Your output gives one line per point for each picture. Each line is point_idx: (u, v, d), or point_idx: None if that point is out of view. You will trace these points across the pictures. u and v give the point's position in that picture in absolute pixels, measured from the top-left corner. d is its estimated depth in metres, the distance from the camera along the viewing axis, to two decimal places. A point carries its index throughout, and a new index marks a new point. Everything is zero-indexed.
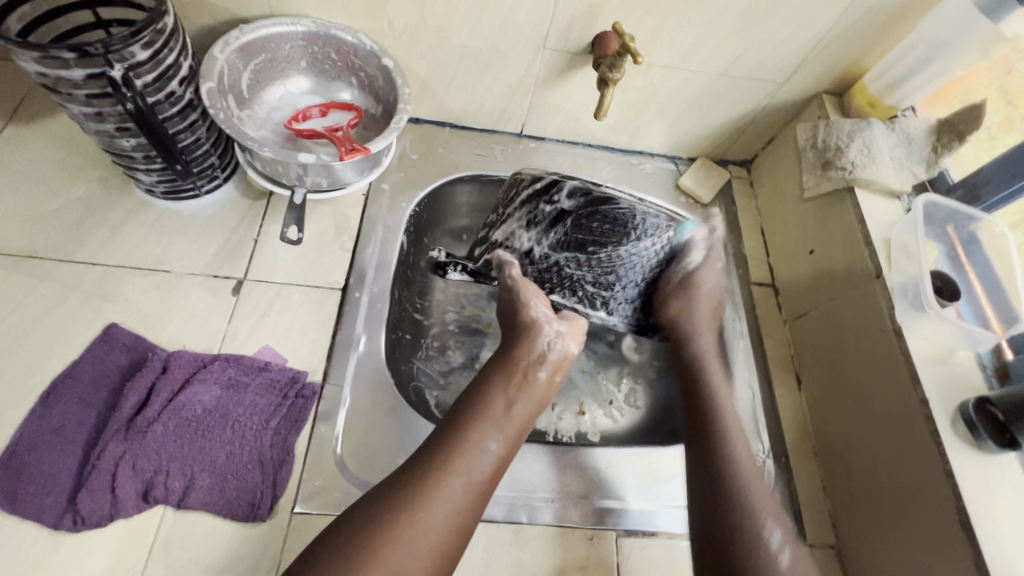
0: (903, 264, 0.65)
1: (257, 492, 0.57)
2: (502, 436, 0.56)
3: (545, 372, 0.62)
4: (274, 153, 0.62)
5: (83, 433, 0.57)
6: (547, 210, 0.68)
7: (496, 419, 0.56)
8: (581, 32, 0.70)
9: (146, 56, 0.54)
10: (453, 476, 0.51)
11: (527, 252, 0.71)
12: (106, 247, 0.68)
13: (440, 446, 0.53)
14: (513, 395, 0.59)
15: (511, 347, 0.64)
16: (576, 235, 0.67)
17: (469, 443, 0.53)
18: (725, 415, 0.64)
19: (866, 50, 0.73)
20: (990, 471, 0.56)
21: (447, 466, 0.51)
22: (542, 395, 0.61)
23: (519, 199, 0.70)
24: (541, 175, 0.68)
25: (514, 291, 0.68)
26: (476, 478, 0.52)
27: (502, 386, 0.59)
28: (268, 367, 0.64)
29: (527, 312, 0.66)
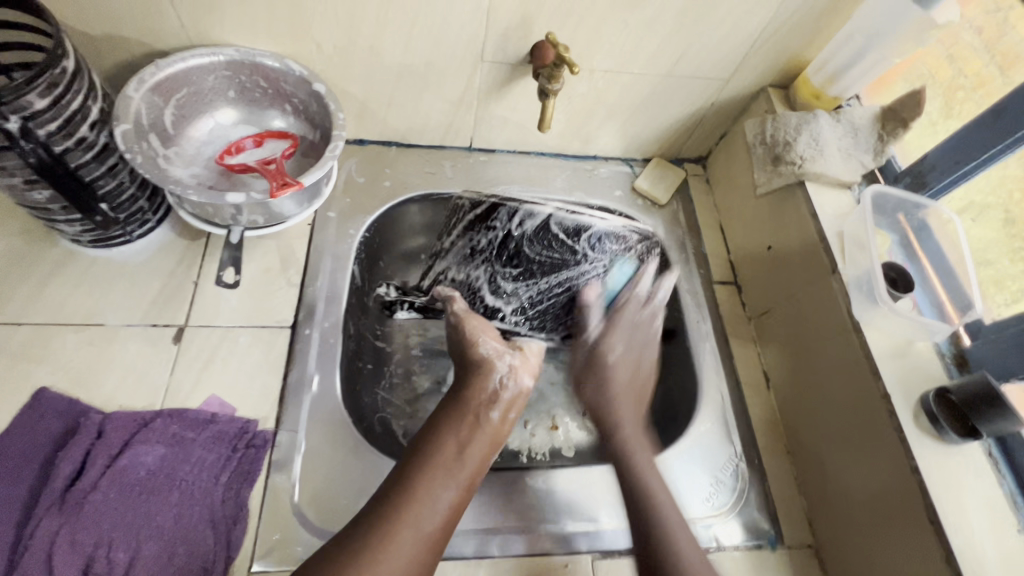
0: (856, 257, 0.65)
1: (210, 553, 0.54)
2: (454, 479, 0.56)
3: (498, 411, 0.63)
4: (200, 196, 0.59)
5: (14, 511, 0.53)
6: (486, 237, 0.79)
7: (448, 465, 0.57)
8: (518, 42, 0.68)
9: (45, 104, 0.50)
10: (406, 526, 0.51)
11: (475, 283, 0.79)
12: (32, 304, 0.64)
13: (393, 498, 0.53)
14: (468, 438, 0.59)
15: (463, 388, 0.64)
16: (529, 257, 0.78)
17: (423, 492, 0.54)
18: (634, 457, 0.65)
19: (806, 42, 0.72)
20: (954, 463, 0.55)
21: (401, 517, 0.52)
22: (496, 436, 0.62)
23: (459, 226, 0.81)
24: (481, 202, 0.80)
25: (459, 329, 0.69)
26: (432, 525, 0.52)
27: (455, 425, 0.60)
28: (215, 419, 0.60)
29: (476, 350, 0.67)
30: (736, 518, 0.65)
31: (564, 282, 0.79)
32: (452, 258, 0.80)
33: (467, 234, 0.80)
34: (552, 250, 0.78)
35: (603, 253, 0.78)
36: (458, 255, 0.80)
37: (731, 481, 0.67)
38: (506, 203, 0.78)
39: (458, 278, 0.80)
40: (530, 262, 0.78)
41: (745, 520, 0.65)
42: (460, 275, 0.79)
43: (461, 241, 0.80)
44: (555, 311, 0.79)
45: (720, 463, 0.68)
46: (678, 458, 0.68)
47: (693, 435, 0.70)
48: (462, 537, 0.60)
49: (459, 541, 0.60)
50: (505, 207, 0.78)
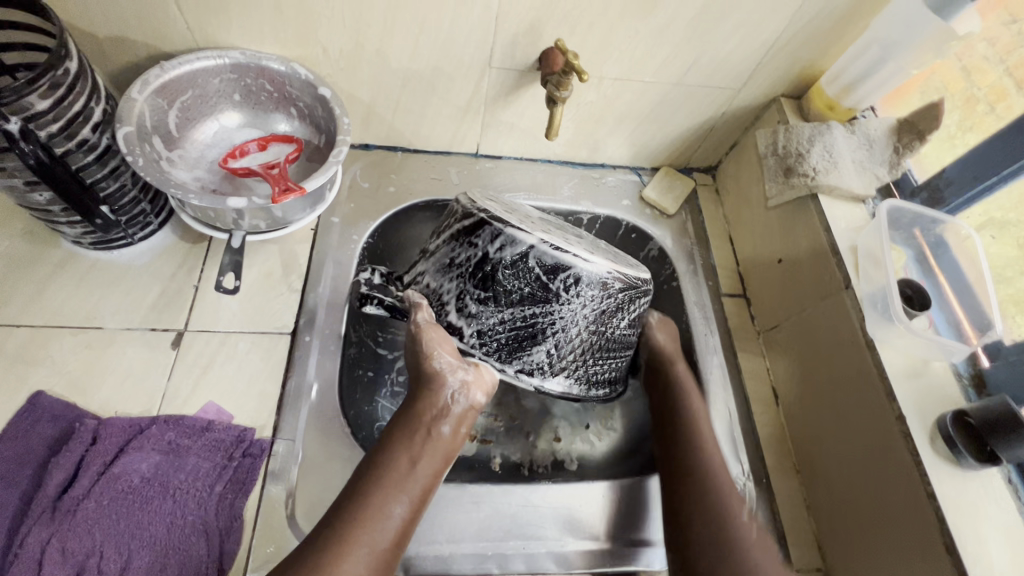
0: (871, 273, 0.63)
1: (202, 565, 0.53)
2: (405, 497, 0.54)
3: (449, 426, 0.59)
4: (201, 201, 0.58)
5: (7, 518, 0.53)
6: (466, 253, 0.59)
7: (400, 482, 0.54)
8: (526, 48, 0.67)
9: (47, 105, 0.50)
10: (358, 544, 0.50)
11: (443, 295, 0.62)
12: (31, 305, 0.63)
13: (344, 515, 0.52)
14: (420, 451, 0.57)
15: (414, 400, 0.60)
16: (503, 285, 0.58)
17: (374, 510, 0.52)
18: (716, 472, 0.61)
19: (821, 51, 0.70)
20: (972, 489, 0.53)
21: (352, 536, 0.50)
22: (448, 450, 0.59)
23: (448, 232, 0.62)
24: (472, 214, 0.59)
25: (416, 341, 0.59)
26: (387, 539, 0.52)
27: (405, 443, 0.57)
28: (211, 427, 0.59)
29: (430, 363, 0.59)
30: None
31: (536, 318, 0.60)
32: (435, 261, 0.63)
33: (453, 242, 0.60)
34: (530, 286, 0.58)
35: (582, 300, 0.59)
36: (441, 261, 0.62)
37: None
38: (497, 225, 0.57)
39: (431, 285, 0.63)
40: (503, 290, 0.58)
41: None
42: (433, 282, 0.63)
43: (444, 247, 0.61)
44: (512, 347, 0.62)
45: None
46: None
47: None
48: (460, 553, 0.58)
49: (457, 557, 0.58)
50: (494, 228, 0.57)
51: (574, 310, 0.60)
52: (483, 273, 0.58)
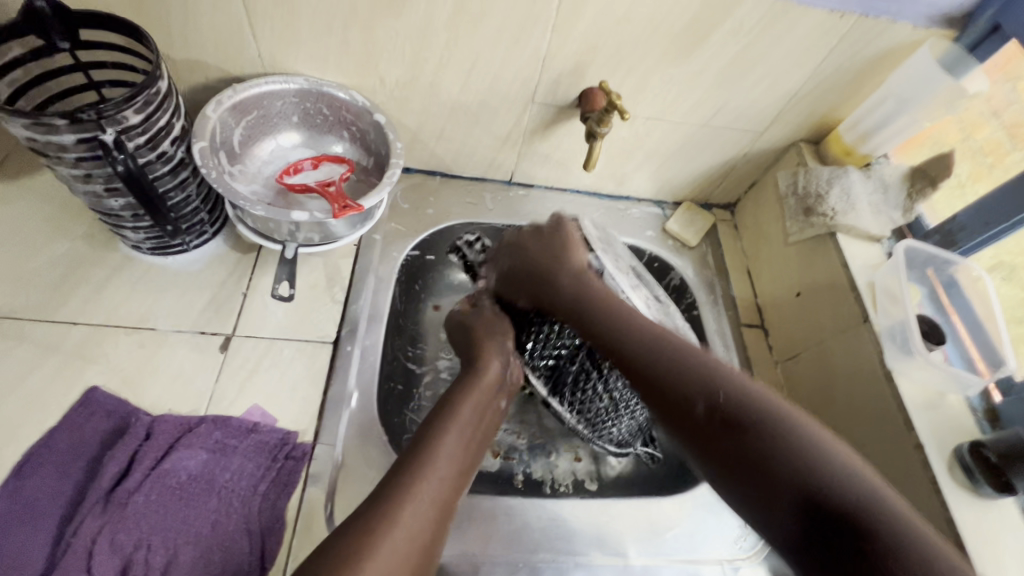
0: (889, 308, 0.67)
1: (244, 563, 0.55)
2: (466, 442, 0.57)
3: (503, 401, 0.64)
4: (266, 212, 0.62)
5: (59, 508, 0.54)
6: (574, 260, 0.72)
7: (463, 429, 0.57)
8: (568, 87, 0.73)
9: (138, 120, 0.54)
10: (434, 473, 0.52)
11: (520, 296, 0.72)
12: (89, 305, 0.66)
13: (411, 457, 0.52)
14: (479, 408, 0.60)
15: (473, 369, 0.64)
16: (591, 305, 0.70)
17: (444, 447, 0.54)
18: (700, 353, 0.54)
19: (839, 103, 0.76)
20: (990, 519, 0.55)
21: (428, 467, 0.52)
22: (494, 422, 0.63)
23: None
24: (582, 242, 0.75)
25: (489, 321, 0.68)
26: (453, 477, 0.53)
27: (469, 394, 0.60)
28: (256, 429, 0.61)
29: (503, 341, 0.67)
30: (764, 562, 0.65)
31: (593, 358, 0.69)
32: None
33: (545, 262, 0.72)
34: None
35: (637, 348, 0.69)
36: None
37: None
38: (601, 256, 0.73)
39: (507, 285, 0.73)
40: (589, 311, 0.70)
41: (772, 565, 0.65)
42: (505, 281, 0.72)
43: None
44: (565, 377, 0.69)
45: None
46: (705, 499, 0.68)
47: None
48: (491, 564, 0.60)
49: (489, 567, 0.60)
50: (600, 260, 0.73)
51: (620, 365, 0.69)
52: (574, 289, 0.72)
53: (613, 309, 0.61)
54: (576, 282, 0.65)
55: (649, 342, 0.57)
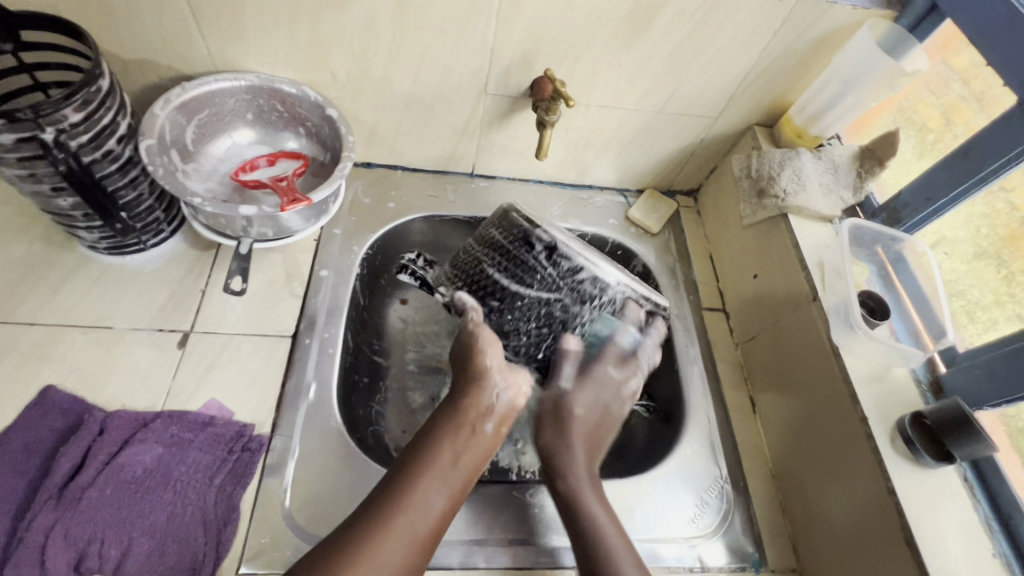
0: (835, 285, 0.68)
1: (199, 553, 0.55)
2: (443, 482, 0.56)
3: (492, 424, 0.62)
4: (215, 208, 0.63)
5: (13, 504, 0.55)
6: (536, 255, 0.64)
7: (440, 474, 0.57)
8: (519, 77, 0.73)
9: (79, 118, 0.55)
10: (400, 526, 0.52)
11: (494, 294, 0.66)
12: (45, 305, 0.67)
13: (384, 503, 0.53)
14: (459, 445, 0.59)
15: (458, 397, 0.62)
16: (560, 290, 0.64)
17: (417, 494, 0.54)
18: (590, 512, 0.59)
19: (789, 85, 0.77)
20: (931, 486, 0.57)
21: (393, 523, 0.52)
22: (489, 447, 0.62)
23: (497, 238, 0.67)
24: (534, 234, 0.64)
25: (473, 336, 0.65)
26: (425, 524, 0.54)
27: (452, 432, 0.60)
28: (212, 422, 0.62)
29: (482, 359, 0.64)
30: (722, 539, 0.66)
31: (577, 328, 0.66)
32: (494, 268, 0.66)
33: (498, 253, 0.66)
34: (549, 287, 0.64)
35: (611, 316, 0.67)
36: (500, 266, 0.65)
37: (716, 502, 0.68)
38: (551, 235, 0.64)
39: (477, 286, 0.67)
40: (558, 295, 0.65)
41: (729, 541, 0.66)
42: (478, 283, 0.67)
43: (503, 247, 0.66)
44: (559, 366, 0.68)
45: (705, 484, 0.69)
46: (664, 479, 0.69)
47: (679, 456, 0.71)
48: (448, 548, 0.61)
49: (445, 551, 0.60)
50: (553, 242, 0.64)
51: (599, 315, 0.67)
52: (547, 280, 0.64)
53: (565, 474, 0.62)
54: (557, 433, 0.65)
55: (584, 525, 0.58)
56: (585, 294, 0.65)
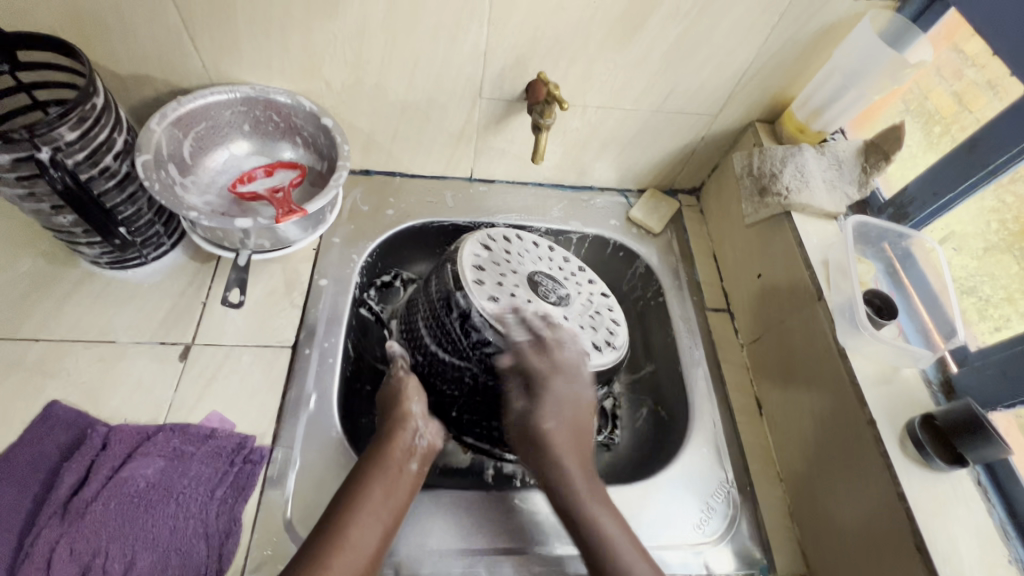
0: (841, 284, 0.66)
1: (202, 566, 0.55)
2: (376, 520, 0.56)
3: (415, 463, 0.62)
4: (212, 222, 0.63)
5: (20, 519, 0.55)
6: (457, 322, 0.65)
7: (374, 511, 0.56)
8: (514, 80, 0.73)
9: (75, 136, 0.55)
10: (336, 570, 0.51)
11: (426, 354, 0.69)
12: (50, 321, 0.68)
13: (319, 546, 0.53)
14: (389, 485, 0.58)
15: (382, 439, 0.62)
16: (485, 360, 0.64)
17: (353, 533, 0.54)
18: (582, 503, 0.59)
19: (789, 80, 0.76)
20: (942, 490, 0.55)
21: (328, 564, 0.51)
22: (414, 485, 0.61)
23: (432, 298, 0.69)
24: (458, 299, 0.65)
25: (399, 386, 0.67)
26: (353, 572, 0.52)
27: (384, 473, 0.59)
28: (214, 434, 0.62)
29: (405, 407, 0.64)
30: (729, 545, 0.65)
31: (514, 399, 0.65)
32: (427, 328, 0.69)
33: (431, 316, 0.68)
34: (462, 355, 0.65)
35: None
36: (432, 328, 0.68)
37: (722, 507, 0.67)
38: (479, 304, 0.64)
39: (414, 345, 0.71)
40: (485, 363, 0.64)
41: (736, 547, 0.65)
42: (415, 341, 0.71)
43: (435, 306, 0.68)
44: (492, 428, 0.69)
45: (711, 489, 0.68)
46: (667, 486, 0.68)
47: (683, 462, 0.70)
48: (450, 557, 0.60)
49: (447, 561, 0.60)
50: (479, 312, 0.64)
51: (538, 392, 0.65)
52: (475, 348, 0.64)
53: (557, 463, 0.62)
54: (537, 418, 0.63)
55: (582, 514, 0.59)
56: (493, 365, 0.64)
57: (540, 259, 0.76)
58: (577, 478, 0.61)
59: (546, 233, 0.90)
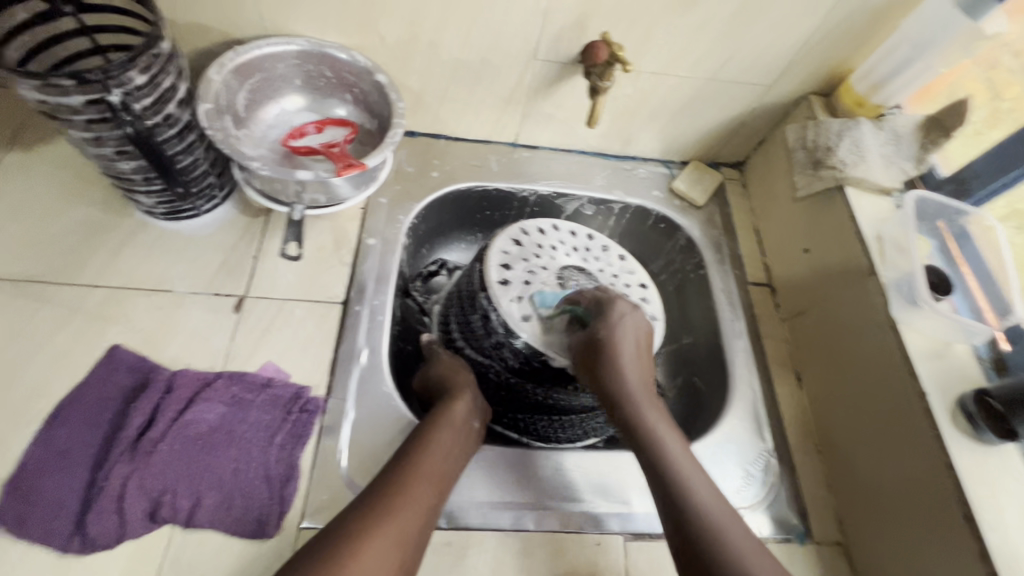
0: (896, 260, 0.67)
1: (264, 507, 0.57)
2: (444, 463, 0.58)
3: (476, 420, 0.65)
4: (272, 172, 0.63)
5: (90, 455, 0.57)
6: (483, 324, 0.67)
7: (442, 454, 0.58)
8: (571, 42, 0.72)
9: (143, 80, 0.55)
10: (413, 500, 0.53)
11: (461, 346, 0.72)
12: (107, 268, 0.69)
13: (394, 477, 0.54)
14: (455, 435, 0.61)
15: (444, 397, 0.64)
16: (511, 361, 0.67)
17: (425, 470, 0.56)
18: (665, 441, 0.57)
19: (851, 51, 0.74)
20: (991, 462, 0.56)
21: (405, 493, 0.53)
22: (474, 441, 0.64)
23: (467, 291, 0.70)
24: (483, 301, 0.67)
25: (450, 363, 0.69)
26: (428, 503, 0.54)
27: (448, 425, 0.61)
28: (271, 383, 0.64)
29: (461, 375, 0.67)
30: (766, 512, 0.66)
31: (545, 397, 0.69)
32: (461, 320, 0.71)
33: (464, 309, 0.70)
34: (487, 353, 0.69)
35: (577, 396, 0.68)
36: (465, 323, 0.70)
37: (761, 474, 0.68)
38: (502, 310, 0.65)
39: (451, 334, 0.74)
40: (513, 363, 0.67)
41: (774, 513, 0.66)
42: (452, 330, 0.73)
43: (469, 302, 0.69)
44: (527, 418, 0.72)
45: (751, 456, 0.69)
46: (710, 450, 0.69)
47: (723, 429, 0.71)
48: (498, 510, 0.62)
49: (496, 513, 0.62)
50: (503, 318, 0.65)
51: (568, 393, 0.68)
52: (502, 349, 0.67)
53: (641, 414, 0.60)
54: (623, 380, 0.61)
55: (668, 467, 0.55)
56: (515, 367, 0.67)
57: (576, 249, 0.75)
58: (653, 418, 0.60)
59: (588, 201, 0.90)
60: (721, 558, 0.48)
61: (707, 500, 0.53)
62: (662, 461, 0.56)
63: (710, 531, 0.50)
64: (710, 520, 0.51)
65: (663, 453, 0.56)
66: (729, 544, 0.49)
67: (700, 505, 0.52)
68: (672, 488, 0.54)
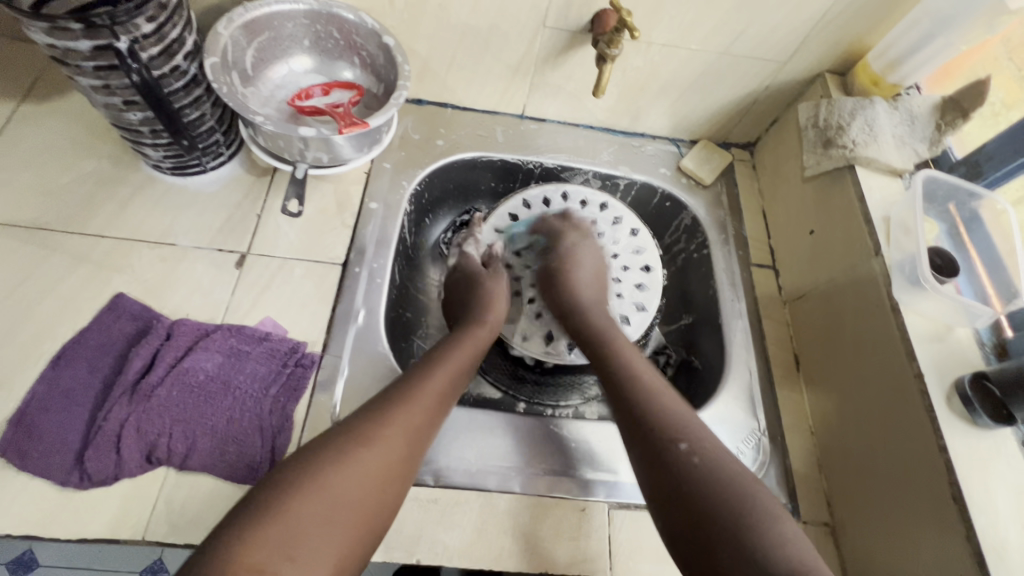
0: (901, 241, 0.65)
1: (256, 455, 0.59)
2: (451, 376, 0.63)
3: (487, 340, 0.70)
4: (276, 128, 0.64)
5: (92, 396, 0.59)
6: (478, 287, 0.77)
7: (451, 368, 0.63)
8: (581, 9, 0.71)
9: (150, 29, 0.56)
10: (419, 403, 0.58)
11: None
12: (114, 220, 0.70)
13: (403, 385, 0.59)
14: (463, 353, 0.66)
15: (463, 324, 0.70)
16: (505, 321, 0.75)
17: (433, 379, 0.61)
18: (632, 360, 0.64)
19: (870, 27, 0.72)
20: (985, 447, 0.56)
21: (411, 397, 0.58)
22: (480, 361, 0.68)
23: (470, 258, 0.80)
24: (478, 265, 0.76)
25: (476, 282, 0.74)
26: (433, 408, 0.59)
27: (458, 342, 0.67)
28: (269, 337, 0.65)
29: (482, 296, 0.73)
30: None
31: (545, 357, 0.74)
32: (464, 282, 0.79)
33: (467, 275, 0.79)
34: None
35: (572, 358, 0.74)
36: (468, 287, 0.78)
37: (752, 453, 0.68)
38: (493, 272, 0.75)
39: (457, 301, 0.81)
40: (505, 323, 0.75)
41: None
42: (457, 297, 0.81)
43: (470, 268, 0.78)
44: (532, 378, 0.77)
45: (742, 435, 0.69)
46: None
47: (717, 407, 0.71)
48: (485, 471, 0.63)
49: (483, 474, 0.63)
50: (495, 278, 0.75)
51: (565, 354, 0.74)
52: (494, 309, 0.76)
53: (599, 328, 0.68)
54: (576, 295, 0.72)
55: (622, 369, 0.62)
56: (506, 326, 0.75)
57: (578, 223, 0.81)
58: (623, 341, 0.66)
59: (594, 176, 0.89)
60: (670, 439, 0.54)
61: (675, 411, 0.57)
62: (624, 368, 0.62)
63: (681, 430, 0.55)
64: (663, 416, 0.56)
65: (627, 365, 0.62)
66: (686, 436, 0.54)
67: (661, 406, 0.57)
68: (630, 392, 0.59)
